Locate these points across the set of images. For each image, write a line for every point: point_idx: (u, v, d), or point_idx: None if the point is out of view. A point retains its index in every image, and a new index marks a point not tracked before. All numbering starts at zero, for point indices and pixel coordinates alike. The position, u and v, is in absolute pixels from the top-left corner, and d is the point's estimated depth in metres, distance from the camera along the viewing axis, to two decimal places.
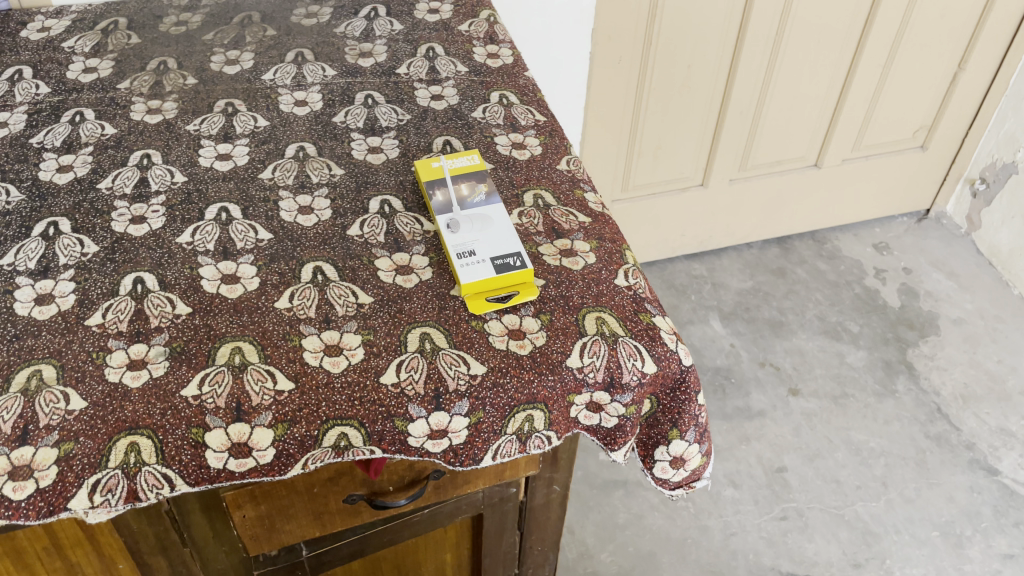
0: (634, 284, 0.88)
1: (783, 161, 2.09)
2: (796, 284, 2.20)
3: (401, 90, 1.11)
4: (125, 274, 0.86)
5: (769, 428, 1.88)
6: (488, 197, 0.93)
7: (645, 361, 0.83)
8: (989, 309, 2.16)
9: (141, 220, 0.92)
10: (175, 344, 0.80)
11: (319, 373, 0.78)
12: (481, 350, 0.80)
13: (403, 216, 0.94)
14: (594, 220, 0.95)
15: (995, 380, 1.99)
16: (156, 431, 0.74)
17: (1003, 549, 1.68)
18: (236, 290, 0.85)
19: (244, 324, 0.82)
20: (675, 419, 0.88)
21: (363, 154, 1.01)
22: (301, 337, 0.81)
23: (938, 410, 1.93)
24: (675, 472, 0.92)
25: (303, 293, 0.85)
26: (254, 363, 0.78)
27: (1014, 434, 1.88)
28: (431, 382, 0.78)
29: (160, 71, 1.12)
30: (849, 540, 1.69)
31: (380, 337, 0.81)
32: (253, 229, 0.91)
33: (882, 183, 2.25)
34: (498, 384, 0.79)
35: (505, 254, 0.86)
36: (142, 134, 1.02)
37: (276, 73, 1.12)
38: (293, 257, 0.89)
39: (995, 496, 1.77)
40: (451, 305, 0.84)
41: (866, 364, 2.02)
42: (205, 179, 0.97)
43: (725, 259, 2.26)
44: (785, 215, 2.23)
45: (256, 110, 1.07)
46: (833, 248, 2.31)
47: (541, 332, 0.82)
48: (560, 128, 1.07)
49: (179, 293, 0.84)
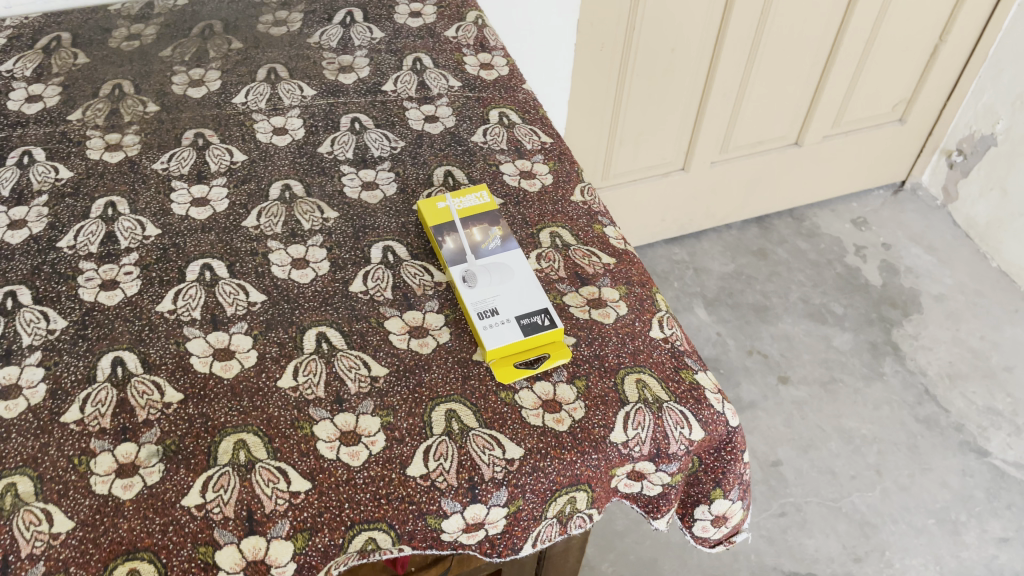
0: (670, 335, 0.81)
1: (763, 142, 2.03)
2: (777, 265, 2.16)
3: (390, 111, 1.00)
4: (101, 354, 0.75)
5: (760, 420, 1.84)
6: (503, 242, 0.84)
7: (693, 428, 0.76)
8: (969, 283, 2.15)
9: (113, 285, 0.81)
10: (168, 442, 0.70)
11: (337, 468, 0.69)
12: (516, 429, 0.72)
13: (410, 265, 0.84)
14: (619, 261, 0.87)
15: (979, 357, 1.99)
16: (157, 553, 0.65)
17: (998, 533, 1.68)
18: (232, 368, 0.75)
19: (245, 411, 0.72)
20: (719, 479, 0.81)
21: (357, 192, 0.91)
22: (311, 424, 0.72)
23: (926, 392, 1.92)
24: (716, 530, 0.86)
25: (307, 366, 0.76)
26: (263, 460, 0.69)
27: (1001, 413, 1.88)
28: (465, 472, 0.70)
29: (116, 98, 0.99)
30: (848, 533, 1.67)
31: (401, 419, 0.72)
32: (242, 289, 0.81)
33: (861, 158, 2.21)
34: (538, 469, 0.71)
35: (530, 311, 0.78)
36: (102, 178, 0.90)
37: (248, 95, 1.01)
38: (293, 323, 0.79)
39: (987, 479, 1.77)
40: (476, 374, 0.76)
41: (853, 347, 1.99)
42: (181, 231, 0.86)
43: (705, 241, 2.20)
44: (764, 195, 2.17)
45: (230, 141, 0.96)
46: (812, 225, 2.27)
47: (579, 402, 0.74)
48: (568, 151, 0.98)
49: (167, 374, 0.74)
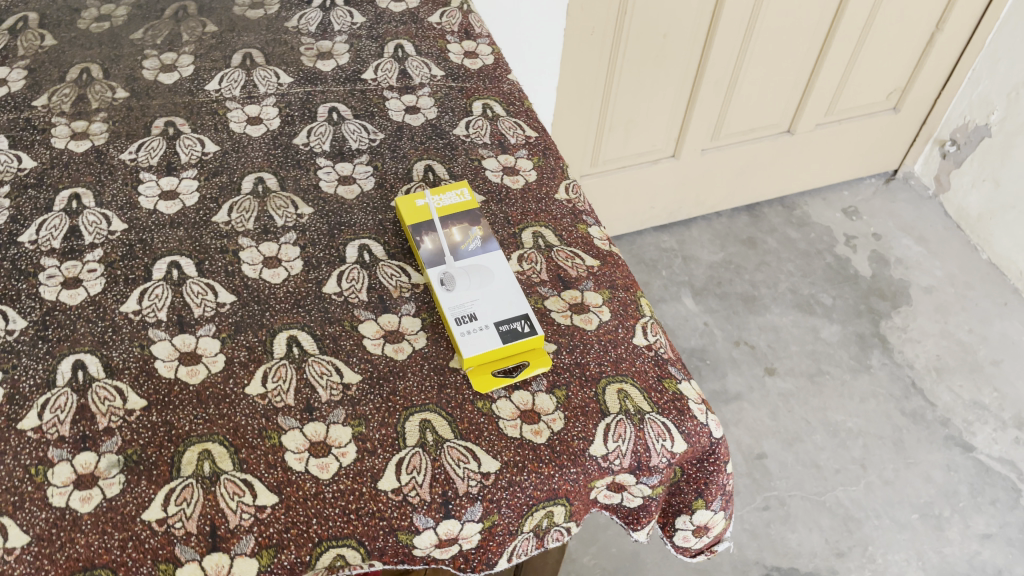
0: (654, 342, 0.79)
1: (755, 130, 2.00)
2: (767, 255, 2.13)
3: (369, 101, 0.97)
4: (62, 357, 0.72)
5: (746, 412, 1.83)
6: (484, 243, 0.81)
7: (675, 440, 0.73)
8: (959, 275, 2.13)
9: (76, 283, 0.77)
10: (129, 451, 0.67)
11: (306, 481, 0.67)
12: (492, 440, 0.70)
13: (386, 265, 0.82)
14: (603, 263, 0.84)
15: (966, 351, 1.98)
16: (115, 570, 0.63)
17: (981, 529, 1.68)
18: (198, 373, 0.72)
19: (211, 419, 0.70)
20: (701, 489, 0.79)
21: (333, 187, 0.88)
22: (280, 434, 0.69)
23: (912, 385, 1.90)
24: (698, 540, 0.84)
25: (277, 372, 0.73)
26: (228, 471, 0.67)
27: (987, 407, 1.87)
28: (438, 486, 0.68)
29: (83, 83, 0.95)
30: (831, 528, 1.66)
31: (373, 429, 0.70)
32: (211, 289, 0.78)
33: (853, 147, 2.18)
34: (514, 484, 0.68)
35: (510, 317, 0.75)
36: (67, 168, 0.87)
37: (221, 82, 0.97)
38: (263, 325, 0.76)
39: (971, 474, 1.76)
40: (452, 383, 0.73)
41: (840, 339, 1.97)
42: (149, 227, 0.82)
43: (695, 229, 2.17)
44: (755, 182, 2.15)
45: (201, 130, 0.92)
46: (802, 213, 2.24)
47: (558, 413, 0.72)
48: (553, 146, 0.95)
49: (130, 380, 0.71)
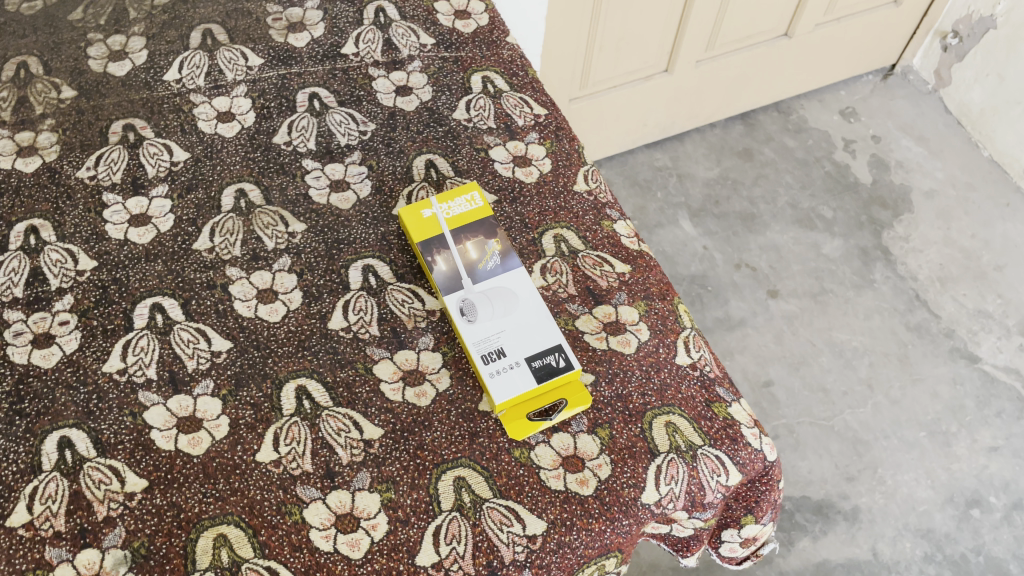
0: (698, 359, 0.72)
1: (755, 36, 1.66)
2: (764, 167, 1.83)
3: (354, 82, 0.86)
4: (45, 435, 0.64)
5: (751, 339, 1.59)
6: (503, 259, 0.72)
7: (729, 473, 0.68)
8: (960, 175, 1.83)
9: (48, 340, 0.68)
10: (136, 544, 0.60)
11: (336, 563, 0.61)
12: (535, 496, 0.64)
13: (396, 290, 0.73)
14: (634, 268, 0.76)
15: (969, 257, 1.71)
16: None
17: (988, 442, 1.47)
18: (201, 442, 0.65)
19: (222, 497, 0.63)
20: (751, 507, 0.74)
21: (325, 196, 0.78)
22: (301, 508, 0.62)
23: (916, 298, 1.65)
24: (745, 549, 0.80)
25: (289, 433, 0.66)
26: (249, 558, 0.60)
27: (991, 315, 1.63)
28: (481, 554, 0.62)
29: (22, 81, 0.83)
30: (841, 452, 1.46)
31: (403, 495, 0.63)
32: (203, 334, 0.70)
33: (866, 42, 1.86)
34: (564, 545, 0.63)
35: (541, 350, 0.68)
36: (18, 194, 0.76)
37: (181, 69, 0.85)
38: (266, 375, 0.68)
39: (977, 386, 1.54)
40: (484, 430, 0.67)
41: (842, 255, 1.71)
42: (122, 262, 0.73)
43: (689, 142, 1.86)
44: (757, 88, 1.82)
45: (167, 134, 0.80)
46: (799, 119, 1.91)
47: (604, 458, 0.66)
48: (565, 125, 0.86)
49: (126, 457, 0.64)
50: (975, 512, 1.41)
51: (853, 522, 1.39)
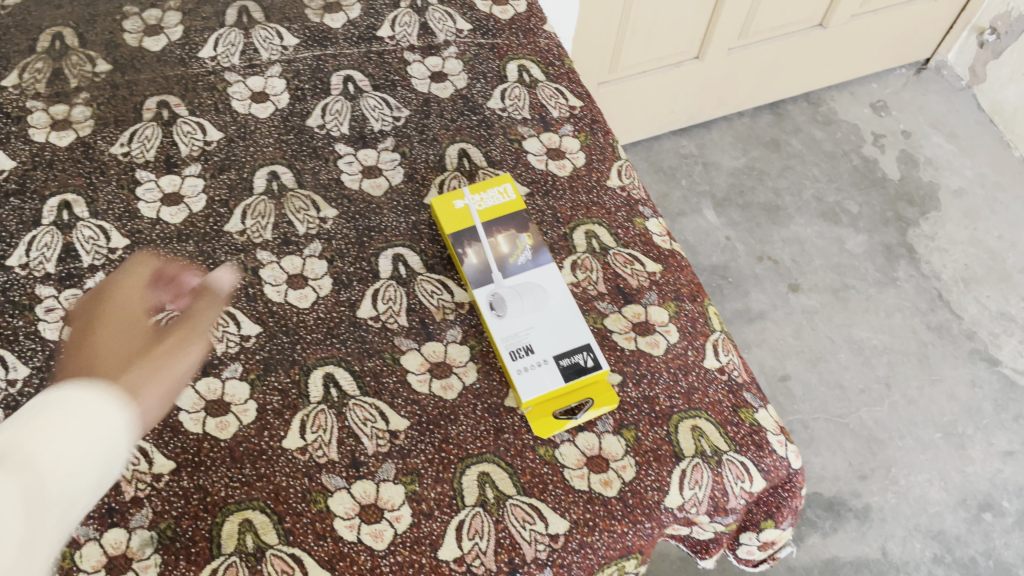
0: (726, 363, 0.72)
1: (787, 25, 1.63)
2: (791, 159, 1.79)
3: (389, 67, 0.85)
4: None
5: (770, 332, 1.57)
6: (535, 254, 0.72)
7: (753, 480, 0.67)
8: (989, 174, 1.79)
9: None
10: (163, 525, 0.61)
11: (360, 553, 0.61)
12: (559, 494, 0.64)
13: (426, 280, 0.73)
14: (665, 268, 0.76)
15: (995, 258, 1.67)
16: None
17: (1004, 446, 1.45)
18: (228, 426, 0.65)
19: (249, 482, 0.63)
20: (771, 511, 0.72)
21: (357, 181, 0.77)
22: (326, 497, 0.63)
23: (939, 297, 1.62)
24: (762, 552, 0.77)
25: (316, 421, 0.66)
26: (274, 545, 0.61)
27: (1014, 319, 1.60)
28: (504, 551, 0.62)
29: (57, 54, 0.83)
30: (855, 450, 1.44)
31: (427, 488, 0.63)
32: (233, 318, 0.70)
33: (901, 36, 1.82)
34: (586, 545, 0.63)
35: (570, 349, 0.67)
36: (51, 168, 0.76)
37: (216, 47, 0.84)
38: (294, 361, 0.68)
39: (996, 389, 1.51)
40: (510, 427, 0.67)
41: (867, 250, 1.67)
42: (154, 241, 0.73)
43: (716, 131, 1.83)
44: (790, 78, 1.79)
45: (200, 112, 0.80)
46: (829, 110, 1.88)
47: (629, 459, 0.66)
48: (601, 118, 0.85)
49: (155, 438, 0.64)
50: (987, 516, 1.38)
51: (864, 520, 1.37)
